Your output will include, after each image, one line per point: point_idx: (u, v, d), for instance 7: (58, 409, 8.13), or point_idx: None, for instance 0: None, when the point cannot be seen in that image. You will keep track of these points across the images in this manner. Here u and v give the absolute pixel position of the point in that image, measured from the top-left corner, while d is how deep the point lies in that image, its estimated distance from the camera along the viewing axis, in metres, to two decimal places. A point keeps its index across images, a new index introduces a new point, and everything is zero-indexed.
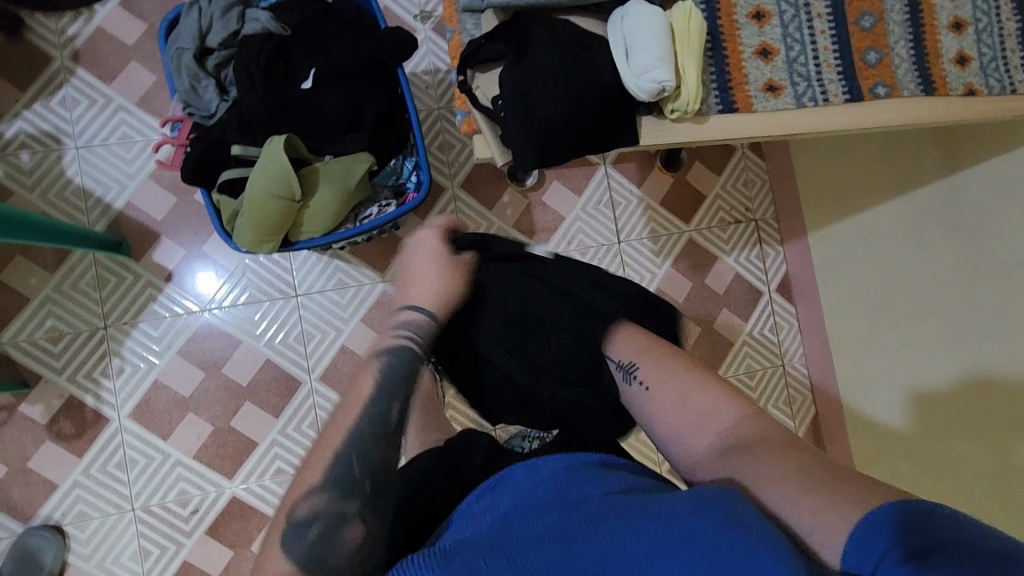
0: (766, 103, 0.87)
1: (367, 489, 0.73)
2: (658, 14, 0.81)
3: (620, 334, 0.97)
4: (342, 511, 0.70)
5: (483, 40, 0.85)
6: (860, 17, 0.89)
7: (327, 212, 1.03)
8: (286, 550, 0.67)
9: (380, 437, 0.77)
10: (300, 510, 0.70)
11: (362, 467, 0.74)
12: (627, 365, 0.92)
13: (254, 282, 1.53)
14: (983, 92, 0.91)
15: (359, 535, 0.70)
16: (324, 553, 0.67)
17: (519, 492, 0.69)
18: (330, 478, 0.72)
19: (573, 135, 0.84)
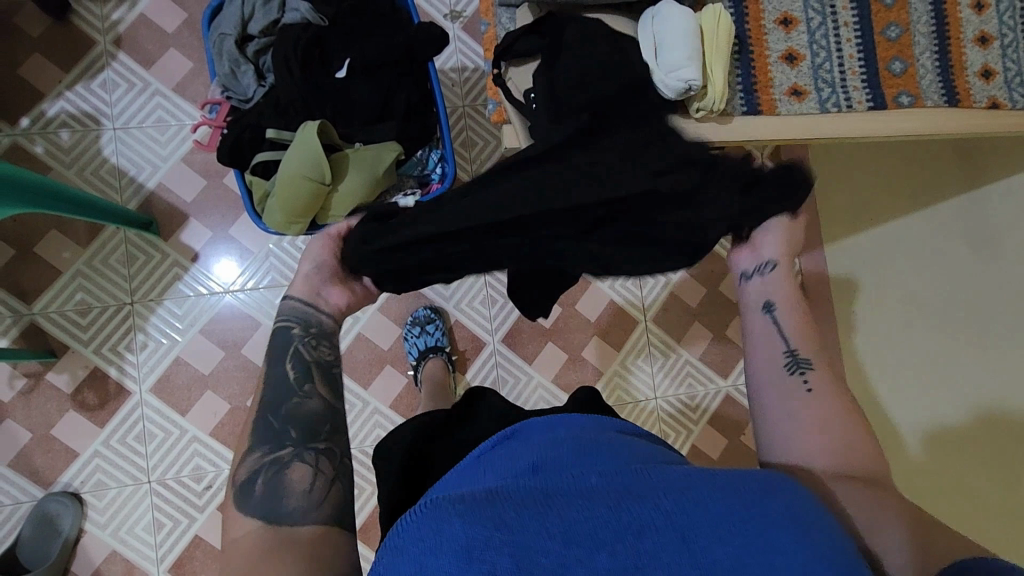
0: (790, 107, 0.89)
1: (295, 435, 0.78)
2: (688, 15, 0.82)
3: (805, 329, 0.84)
4: (275, 457, 0.75)
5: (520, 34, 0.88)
6: (886, 28, 0.90)
7: (354, 197, 1.06)
8: (240, 508, 0.72)
9: (288, 391, 0.80)
10: (240, 473, 0.75)
11: (287, 416, 0.78)
12: (801, 358, 0.81)
13: (276, 267, 1.57)
14: (1007, 105, 0.91)
15: (303, 474, 0.74)
16: (275, 497, 0.72)
17: (545, 442, 0.68)
18: (261, 437, 0.77)
19: None
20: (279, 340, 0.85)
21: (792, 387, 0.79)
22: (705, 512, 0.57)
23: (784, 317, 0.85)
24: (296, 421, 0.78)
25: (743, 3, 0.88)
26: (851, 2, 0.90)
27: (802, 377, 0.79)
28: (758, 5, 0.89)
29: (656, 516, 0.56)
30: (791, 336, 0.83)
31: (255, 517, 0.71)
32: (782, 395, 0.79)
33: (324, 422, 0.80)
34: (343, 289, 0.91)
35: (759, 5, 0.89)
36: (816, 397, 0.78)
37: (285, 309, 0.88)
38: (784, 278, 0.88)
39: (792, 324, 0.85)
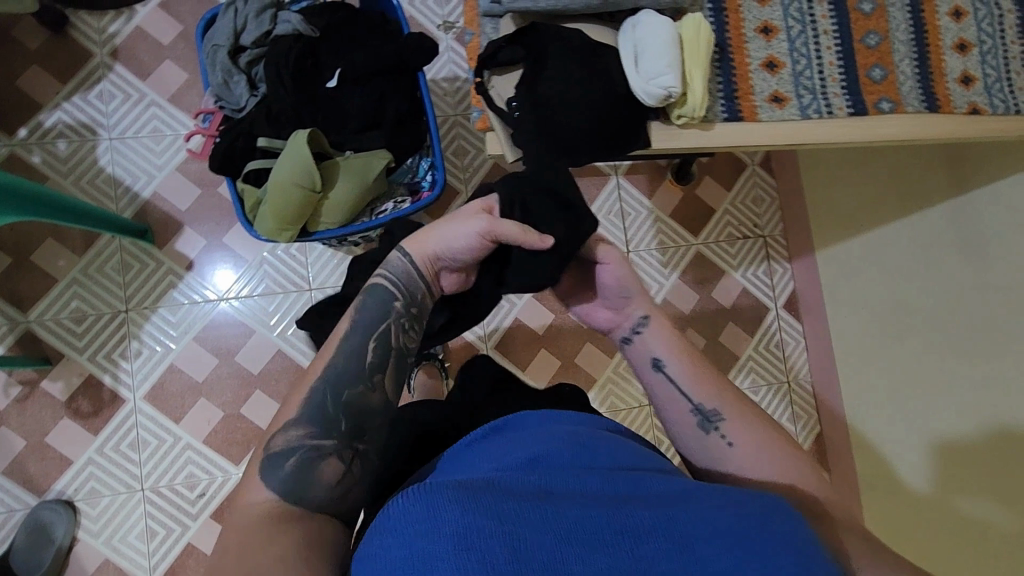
0: (771, 114, 0.90)
1: (345, 430, 0.72)
2: (667, 24, 0.84)
3: (700, 375, 0.87)
4: (319, 445, 0.71)
5: (503, 43, 0.87)
6: (865, 36, 0.92)
7: (345, 204, 1.08)
8: (264, 478, 0.69)
9: (358, 375, 0.75)
10: (277, 442, 0.71)
11: (340, 407, 0.73)
12: (709, 412, 0.84)
13: (270, 275, 1.58)
14: (987, 111, 0.92)
15: (336, 470, 0.70)
16: (300, 483, 0.68)
17: (542, 436, 0.68)
18: (304, 415, 0.72)
19: (588, 138, 0.86)
20: (377, 310, 0.79)
21: (714, 446, 0.82)
22: (703, 533, 0.57)
23: (676, 372, 0.87)
24: (351, 415, 0.73)
25: (723, 12, 0.90)
26: (830, 11, 0.92)
27: (720, 434, 0.82)
28: (739, 14, 0.90)
29: (654, 532, 0.56)
30: (691, 392, 0.85)
31: (273, 494, 0.67)
32: (710, 455, 0.82)
33: (374, 423, 0.74)
34: (460, 278, 0.85)
35: (739, 14, 0.90)
36: (738, 446, 0.81)
37: (394, 268, 0.80)
38: (662, 328, 0.91)
39: (684, 376, 0.87)
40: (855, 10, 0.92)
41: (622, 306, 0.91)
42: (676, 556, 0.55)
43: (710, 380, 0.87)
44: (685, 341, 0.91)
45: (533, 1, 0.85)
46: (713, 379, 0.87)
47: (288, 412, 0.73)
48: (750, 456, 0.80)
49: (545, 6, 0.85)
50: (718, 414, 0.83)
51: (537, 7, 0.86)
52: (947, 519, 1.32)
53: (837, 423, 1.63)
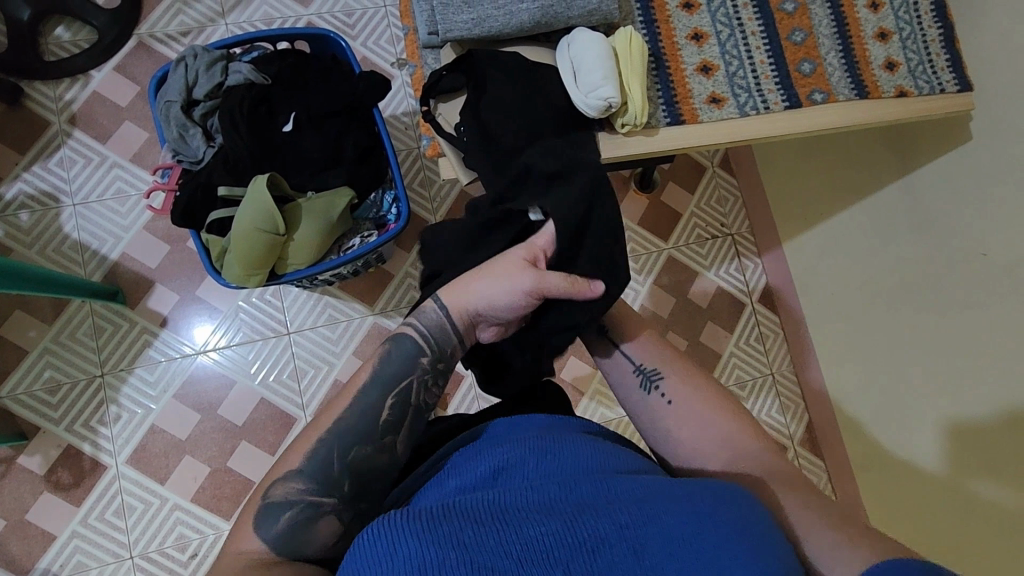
0: (710, 114, 0.92)
1: (347, 490, 0.72)
2: (601, 40, 0.87)
3: (639, 337, 0.89)
4: (316, 503, 0.70)
5: (444, 71, 0.90)
6: (791, 33, 0.96)
7: (311, 244, 1.09)
8: (259, 532, 0.68)
9: (369, 433, 0.74)
10: (276, 493, 0.70)
11: (348, 467, 0.73)
12: (649, 371, 0.86)
13: (247, 323, 1.58)
14: (914, 93, 0.97)
15: (332, 528, 0.70)
16: (295, 540, 0.68)
17: (500, 445, 0.70)
18: (307, 466, 0.72)
19: None
20: (403, 363, 0.77)
21: (655, 404, 0.84)
22: (661, 529, 0.58)
23: (612, 335, 0.90)
24: (355, 476, 0.72)
25: (654, 24, 0.94)
26: (755, 13, 0.96)
27: (659, 392, 0.84)
28: (669, 25, 0.95)
29: (611, 531, 0.57)
30: (632, 351, 0.87)
31: (268, 549, 0.67)
32: (654, 420, 0.83)
33: (374, 482, 0.74)
34: (498, 330, 0.80)
35: (670, 23, 0.95)
36: (676, 406, 0.82)
37: (425, 320, 0.78)
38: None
39: (626, 337, 0.89)
40: (778, 11, 0.97)
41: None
42: (633, 554, 0.56)
43: (654, 344, 0.89)
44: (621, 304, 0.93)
45: (468, 30, 0.89)
46: (648, 340, 0.89)
47: (298, 454, 0.72)
48: (687, 416, 0.81)
49: (480, 33, 0.89)
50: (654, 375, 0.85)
51: (471, 35, 0.89)
52: (941, 492, 1.34)
53: (822, 410, 1.65)
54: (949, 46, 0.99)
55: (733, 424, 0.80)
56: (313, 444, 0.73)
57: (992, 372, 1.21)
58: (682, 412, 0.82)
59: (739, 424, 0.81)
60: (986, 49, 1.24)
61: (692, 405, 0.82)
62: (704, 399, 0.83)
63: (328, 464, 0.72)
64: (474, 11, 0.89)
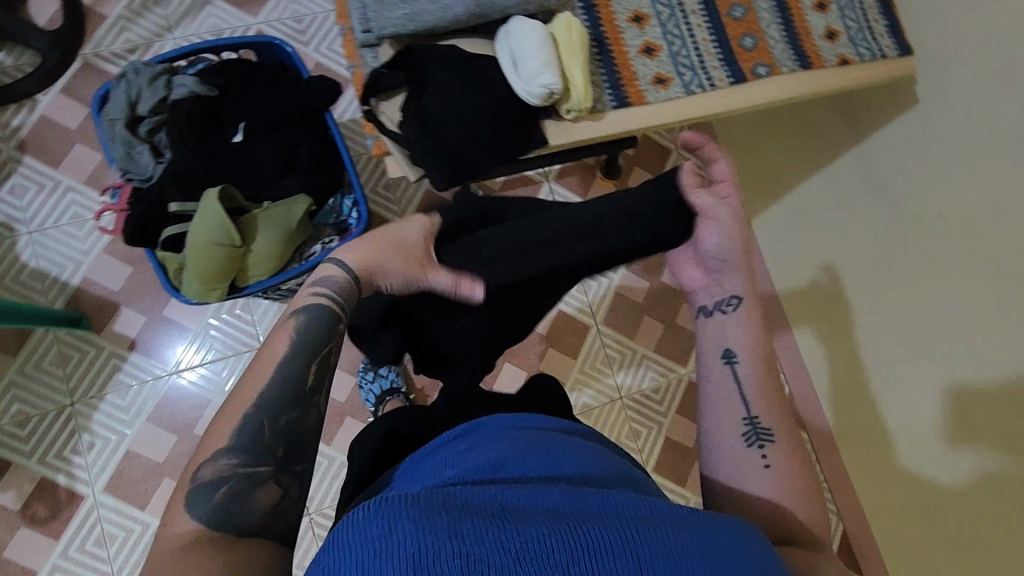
0: (657, 95, 0.91)
1: (281, 455, 0.69)
2: (538, 29, 0.85)
3: (768, 392, 0.80)
4: (251, 474, 0.67)
5: (384, 69, 0.87)
6: (731, 9, 0.97)
7: (270, 254, 1.07)
8: (192, 511, 0.64)
9: (301, 397, 0.72)
10: (205, 473, 0.66)
11: (279, 429, 0.69)
12: (761, 428, 0.78)
13: (218, 340, 1.55)
14: (856, 60, 0.98)
15: (273, 495, 0.66)
16: (232, 512, 0.64)
17: (507, 447, 0.68)
18: (236, 440, 0.68)
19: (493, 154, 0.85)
20: (321, 330, 0.76)
21: (748, 457, 0.77)
22: (666, 544, 0.53)
23: (744, 371, 0.82)
24: (288, 440, 0.70)
25: (595, 10, 0.93)
26: None
27: (761, 451, 0.76)
28: (609, 8, 0.94)
29: (616, 536, 0.53)
30: (752, 400, 0.80)
31: (204, 525, 0.63)
32: (739, 469, 0.76)
33: (308, 443, 0.71)
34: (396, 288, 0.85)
35: (610, 7, 0.94)
36: (769, 470, 0.75)
37: (331, 288, 0.78)
38: (747, 324, 0.84)
39: (755, 383, 0.81)
40: None
41: (715, 278, 0.87)
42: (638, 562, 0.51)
43: (774, 408, 0.80)
44: (770, 348, 0.84)
45: (403, 24, 0.88)
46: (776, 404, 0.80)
47: (226, 430, 0.68)
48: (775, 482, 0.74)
49: (416, 27, 0.88)
50: (767, 433, 0.77)
51: (407, 28, 0.88)
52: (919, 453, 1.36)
53: (797, 382, 1.67)
54: (886, 12, 1.01)
55: (818, 520, 0.72)
56: (238, 416, 0.69)
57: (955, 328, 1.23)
58: (775, 489, 0.74)
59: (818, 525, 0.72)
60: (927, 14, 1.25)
61: (786, 483, 0.74)
62: (801, 488, 0.75)
63: (258, 432, 0.68)
64: (409, 7, 0.88)
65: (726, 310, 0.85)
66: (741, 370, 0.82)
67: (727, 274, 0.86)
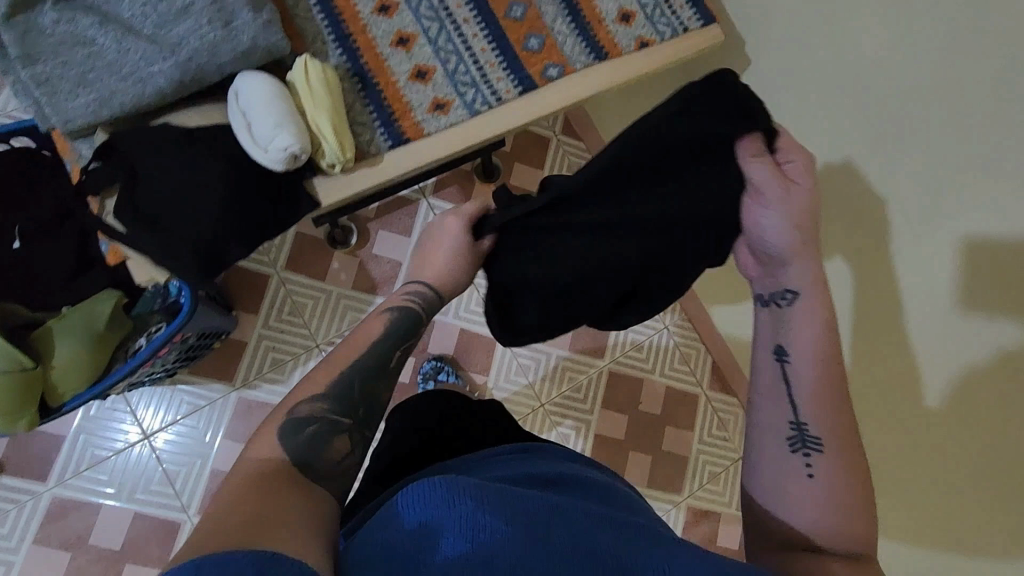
0: (438, 124, 0.82)
1: (362, 414, 0.62)
2: (266, 80, 0.70)
3: (829, 390, 0.60)
4: (336, 421, 0.59)
5: (93, 165, 0.68)
6: (509, 9, 0.86)
7: (76, 366, 0.96)
8: (285, 437, 0.56)
9: (383, 372, 0.65)
10: (299, 408, 0.58)
11: (363, 390, 0.63)
12: (808, 432, 0.59)
13: (96, 441, 1.45)
14: (655, 40, 0.90)
15: (345, 449, 0.58)
16: (313, 453, 0.56)
17: (572, 469, 0.60)
18: (332, 387, 0.61)
19: (252, 231, 0.72)
20: (408, 326, 0.69)
21: (787, 469, 0.58)
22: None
23: (801, 366, 0.61)
24: (370, 404, 0.63)
25: (349, 38, 0.80)
26: None
27: (803, 457, 0.58)
28: (365, 33, 0.81)
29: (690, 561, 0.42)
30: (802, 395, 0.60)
31: (287, 453, 0.55)
32: (777, 473, 0.58)
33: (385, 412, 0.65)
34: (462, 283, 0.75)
35: (367, 35, 0.81)
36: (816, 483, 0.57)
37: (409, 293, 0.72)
38: (814, 325, 0.62)
39: (807, 375, 0.61)
40: None
41: (774, 266, 0.65)
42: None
43: (838, 412, 0.60)
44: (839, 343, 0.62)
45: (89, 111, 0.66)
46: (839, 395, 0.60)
47: (324, 377, 0.62)
48: (812, 499, 0.56)
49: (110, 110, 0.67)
50: (815, 433, 0.58)
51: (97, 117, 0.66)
52: None
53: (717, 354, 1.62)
54: None
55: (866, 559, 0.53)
56: (338, 370, 0.63)
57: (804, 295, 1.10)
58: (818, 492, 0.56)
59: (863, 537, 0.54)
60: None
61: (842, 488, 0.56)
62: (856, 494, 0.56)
63: (350, 381, 0.62)
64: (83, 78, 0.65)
65: (785, 305, 0.64)
66: (794, 354, 0.62)
67: (790, 262, 0.63)
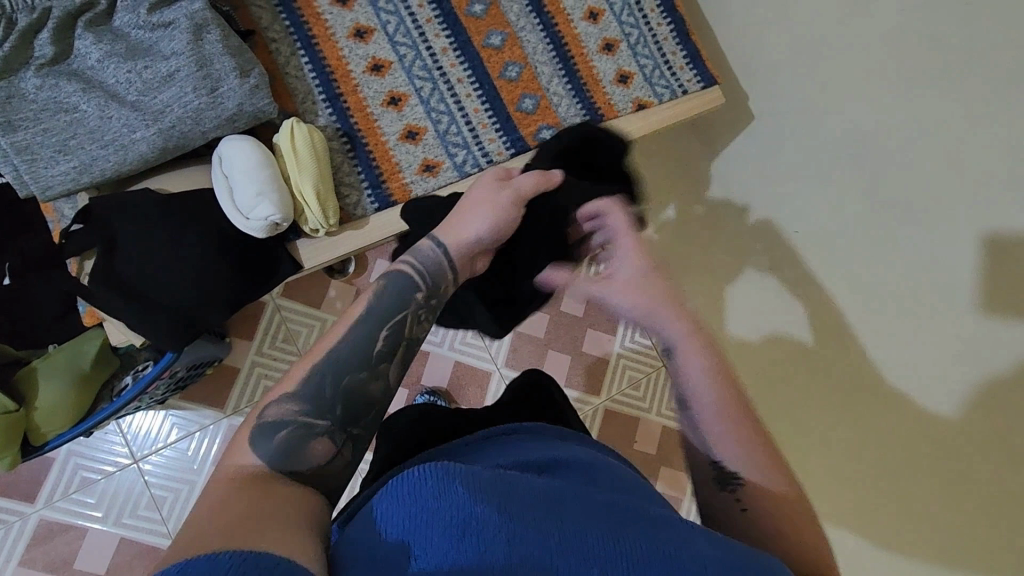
0: (426, 185, 0.80)
1: (342, 413, 0.52)
2: (251, 146, 0.69)
3: (734, 418, 0.54)
4: (311, 423, 0.50)
5: (73, 228, 0.67)
6: (504, 69, 0.85)
7: (61, 406, 0.95)
8: (257, 447, 0.48)
9: (364, 358, 0.54)
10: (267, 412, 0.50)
11: (338, 388, 0.52)
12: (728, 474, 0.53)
13: (84, 463, 1.28)
14: (653, 102, 0.88)
15: (325, 453, 0.50)
16: (287, 461, 0.48)
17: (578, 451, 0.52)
18: (304, 386, 0.52)
19: (230, 295, 0.72)
20: (394, 301, 0.57)
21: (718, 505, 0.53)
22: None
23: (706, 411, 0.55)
24: (352, 397, 0.52)
25: (340, 98, 0.79)
26: (458, 58, 0.84)
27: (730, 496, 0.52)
28: (357, 93, 0.80)
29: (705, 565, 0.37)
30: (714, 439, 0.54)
31: (264, 466, 0.47)
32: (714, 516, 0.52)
33: (377, 412, 0.54)
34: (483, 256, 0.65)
35: (358, 94, 0.80)
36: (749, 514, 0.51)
37: (424, 258, 0.59)
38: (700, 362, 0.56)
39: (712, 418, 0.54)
40: (484, 47, 0.85)
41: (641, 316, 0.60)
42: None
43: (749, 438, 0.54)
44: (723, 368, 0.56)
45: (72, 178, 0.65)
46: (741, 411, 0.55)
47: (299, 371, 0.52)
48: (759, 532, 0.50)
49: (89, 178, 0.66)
50: (734, 467, 0.53)
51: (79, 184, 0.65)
52: None
53: None
54: (683, 41, 0.91)
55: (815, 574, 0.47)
56: (310, 364, 0.53)
57: (826, 374, 0.94)
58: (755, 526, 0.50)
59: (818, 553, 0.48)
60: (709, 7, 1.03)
61: (777, 521, 0.50)
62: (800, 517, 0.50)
63: (322, 381, 0.52)
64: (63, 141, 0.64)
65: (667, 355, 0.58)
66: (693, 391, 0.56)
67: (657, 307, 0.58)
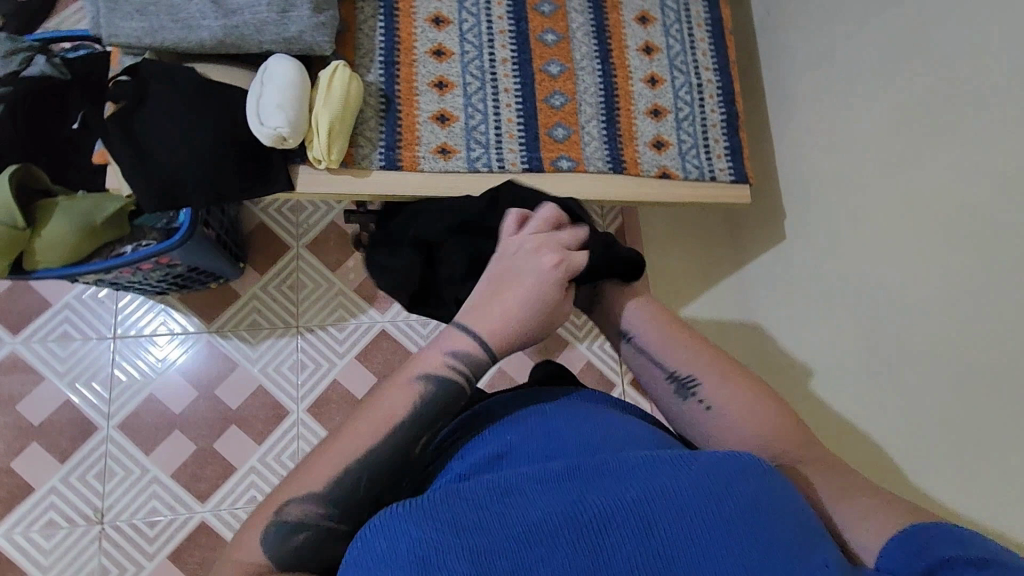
0: (435, 165, 0.84)
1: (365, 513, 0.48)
2: (291, 67, 0.76)
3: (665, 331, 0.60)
4: (333, 526, 0.47)
5: (119, 78, 0.75)
6: (550, 96, 0.89)
7: (61, 243, 0.98)
8: (269, 543, 0.45)
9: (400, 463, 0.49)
10: (290, 510, 0.46)
11: (368, 490, 0.48)
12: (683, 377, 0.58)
13: (71, 318, 1.25)
14: (679, 175, 0.89)
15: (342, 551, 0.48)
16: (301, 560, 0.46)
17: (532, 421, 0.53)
18: (333, 488, 0.47)
19: (214, 189, 0.76)
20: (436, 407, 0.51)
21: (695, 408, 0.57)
22: (721, 495, 0.41)
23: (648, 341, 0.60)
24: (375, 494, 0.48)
25: (394, 66, 0.86)
26: (513, 71, 0.89)
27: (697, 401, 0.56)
28: (411, 68, 0.87)
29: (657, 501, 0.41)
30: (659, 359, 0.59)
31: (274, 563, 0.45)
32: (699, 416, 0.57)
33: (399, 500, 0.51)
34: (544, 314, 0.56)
35: (412, 69, 0.86)
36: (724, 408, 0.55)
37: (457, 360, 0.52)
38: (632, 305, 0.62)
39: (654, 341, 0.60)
40: (541, 71, 0.90)
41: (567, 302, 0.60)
42: (714, 520, 0.40)
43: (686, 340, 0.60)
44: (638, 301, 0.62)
45: (134, 36, 0.73)
46: (673, 319, 0.61)
47: (325, 469, 0.47)
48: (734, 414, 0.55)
49: (147, 43, 0.74)
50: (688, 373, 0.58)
51: (139, 43, 0.74)
52: None
53: None
54: (730, 133, 0.92)
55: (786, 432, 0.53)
56: (337, 464, 0.47)
57: None
58: (723, 421, 0.55)
59: (779, 418, 0.55)
60: (772, 121, 1.05)
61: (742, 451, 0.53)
62: (749, 384, 0.56)
63: (352, 484, 0.47)
64: (147, 11, 0.74)
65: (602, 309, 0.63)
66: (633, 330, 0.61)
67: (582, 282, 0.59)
